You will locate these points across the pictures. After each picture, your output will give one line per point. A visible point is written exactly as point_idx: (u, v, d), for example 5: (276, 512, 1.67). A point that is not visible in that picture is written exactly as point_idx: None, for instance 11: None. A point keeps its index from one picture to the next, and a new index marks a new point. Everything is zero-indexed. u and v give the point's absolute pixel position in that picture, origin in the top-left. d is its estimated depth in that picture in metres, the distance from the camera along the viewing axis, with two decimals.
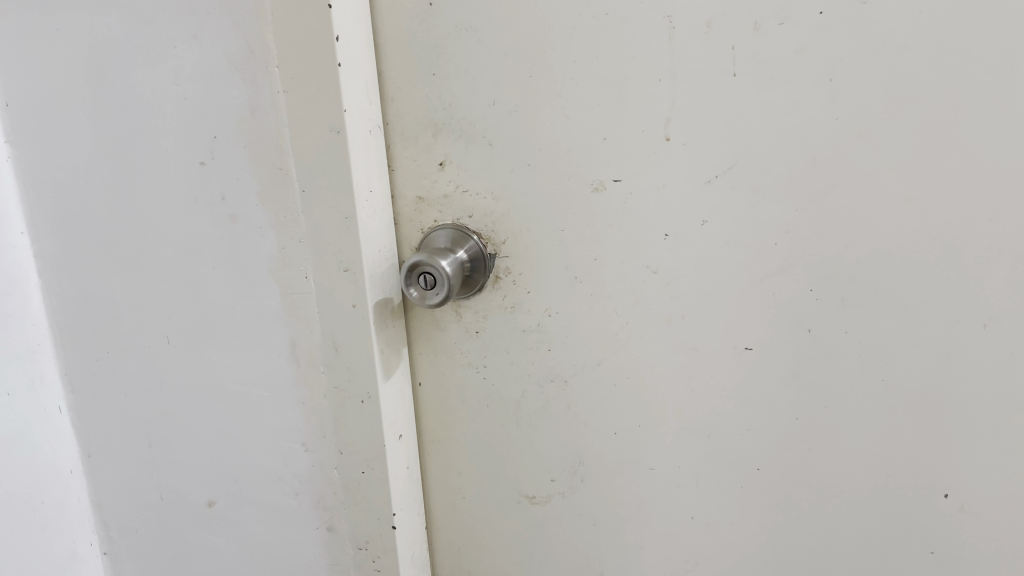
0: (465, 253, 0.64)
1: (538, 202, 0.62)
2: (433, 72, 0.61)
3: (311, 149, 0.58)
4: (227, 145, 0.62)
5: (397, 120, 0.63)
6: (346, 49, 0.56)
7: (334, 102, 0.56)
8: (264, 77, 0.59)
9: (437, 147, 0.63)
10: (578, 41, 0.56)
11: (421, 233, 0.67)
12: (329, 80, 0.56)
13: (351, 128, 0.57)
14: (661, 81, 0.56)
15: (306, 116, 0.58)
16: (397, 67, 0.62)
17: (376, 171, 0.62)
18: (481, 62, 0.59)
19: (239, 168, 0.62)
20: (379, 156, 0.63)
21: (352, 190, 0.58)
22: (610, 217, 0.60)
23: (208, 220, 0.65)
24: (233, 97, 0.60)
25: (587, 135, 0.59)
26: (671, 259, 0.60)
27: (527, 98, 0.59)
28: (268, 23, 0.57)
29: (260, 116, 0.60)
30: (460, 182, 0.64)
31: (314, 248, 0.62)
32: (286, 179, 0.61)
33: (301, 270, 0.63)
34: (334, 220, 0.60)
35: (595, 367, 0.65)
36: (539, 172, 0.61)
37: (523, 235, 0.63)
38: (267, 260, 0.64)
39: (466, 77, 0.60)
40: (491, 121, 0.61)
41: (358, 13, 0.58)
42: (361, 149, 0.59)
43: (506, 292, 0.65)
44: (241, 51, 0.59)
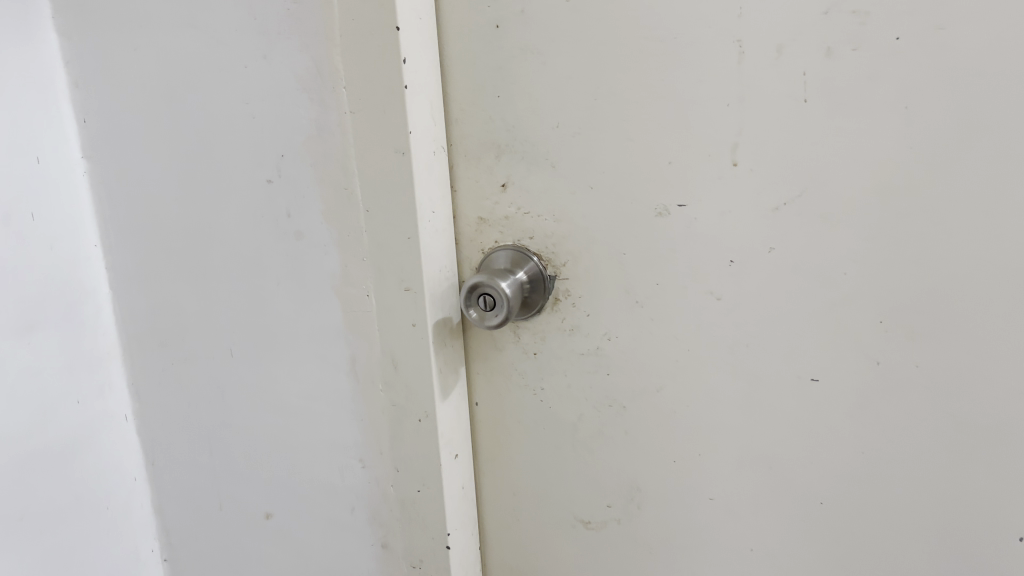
0: (525, 273, 0.64)
1: (599, 225, 0.61)
2: (497, 94, 0.61)
3: (375, 169, 0.59)
4: (294, 162, 0.63)
5: (461, 141, 0.63)
6: (412, 72, 0.56)
7: (399, 124, 0.57)
8: (331, 97, 0.60)
9: (499, 168, 0.63)
10: (644, 65, 0.56)
11: (481, 254, 0.66)
12: (394, 102, 0.56)
13: (415, 150, 0.58)
14: (729, 106, 0.55)
15: (370, 137, 0.58)
16: (461, 88, 0.62)
17: (438, 190, 0.62)
18: (545, 86, 0.59)
19: (305, 186, 0.63)
20: (442, 176, 0.63)
21: (414, 211, 0.59)
22: (673, 241, 0.59)
23: (273, 235, 0.66)
24: (301, 117, 0.61)
25: (651, 159, 0.58)
26: (734, 286, 0.59)
27: (590, 121, 0.59)
28: (336, 45, 0.58)
29: (326, 135, 0.61)
30: (521, 203, 0.63)
31: (375, 266, 0.62)
32: (350, 197, 0.62)
33: (362, 287, 0.64)
34: (395, 240, 0.60)
35: (654, 394, 0.63)
36: (602, 195, 0.60)
37: (584, 258, 0.62)
38: (330, 277, 0.65)
39: (529, 99, 0.60)
40: (553, 143, 0.60)
41: (426, 36, 0.58)
42: (423, 171, 0.59)
43: (565, 315, 0.64)
44: (309, 72, 0.60)
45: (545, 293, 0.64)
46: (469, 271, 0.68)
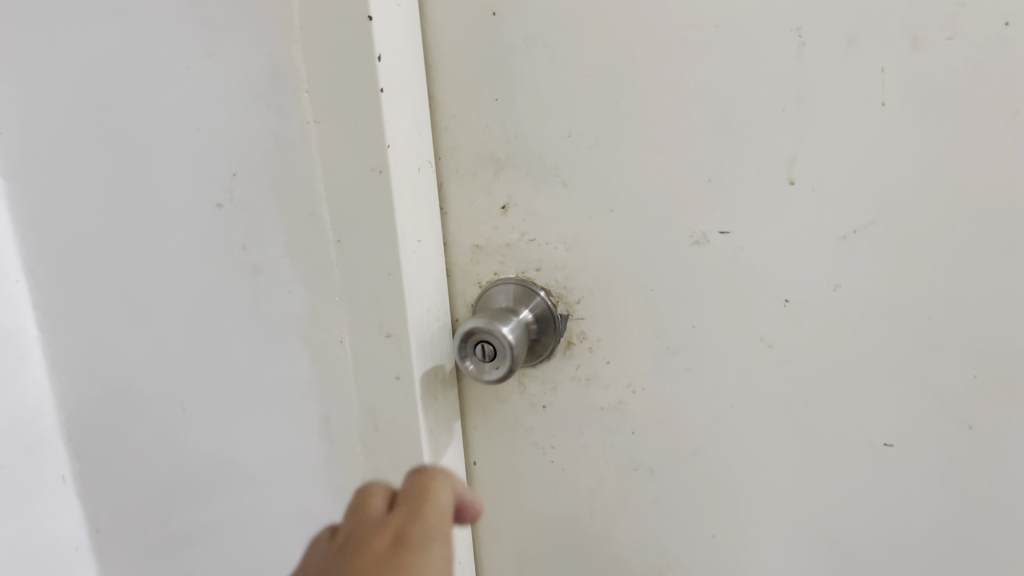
0: (531, 312, 0.53)
1: (622, 255, 0.50)
2: (495, 96, 0.49)
3: (347, 191, 0.48)
4: (250, 183, 0.52)
5: (451, 153, 0.52)
6: (389, 71, 0.45)
7: (375, 136, 0.45)
8: (291, 103, 0.48)
9: (499, 187, 0.52)
10: (678, 59, 0.45)
11: (478, 288, 0.55)
12: (368, 110, 0.45)
13: (395, 168, 0.46)
14: (785, 110, 0.44)
15: (340, 152, 0.47)
16: (450, 89, 0.50)
17: (424, 215, 0.51)
18: (554, 86, 0.48)
19: (263, 212, 0.52)
20: (429, 198, 0.52)
21: (395, 242, 0.48)
22: (714, 275, 0.48)
23: (227, 272, 0.55)
24: (256, 128, 0.50)
25: (687, 175, 0.47)
26: (790, 331, 0.48)
27: (610, 129, 0.48)
28: (296, 38, 0.46)
29: (288, 150, 0.50)
30: (526, 229, 0.52)
31: (349, 307, 0.51)
32: (319, 224, 0.50)
33: (334, 331, 0.53)
34: (373, 276, 0.49)
35: (690, 458, 0.52)
36: (624, 219, 0.49)
37: (603, 294, 0.51)
38: (297, 320, 0.54)
39: (533, 102, 0.49)
40: (565, 157, 0.49)
41: (406, 26, 0.47)
42: (405, 193, 0.48)
43: (580, 363, 0.53)
44: (263, 73, 0.48)
45: (554, 335, 0.53)
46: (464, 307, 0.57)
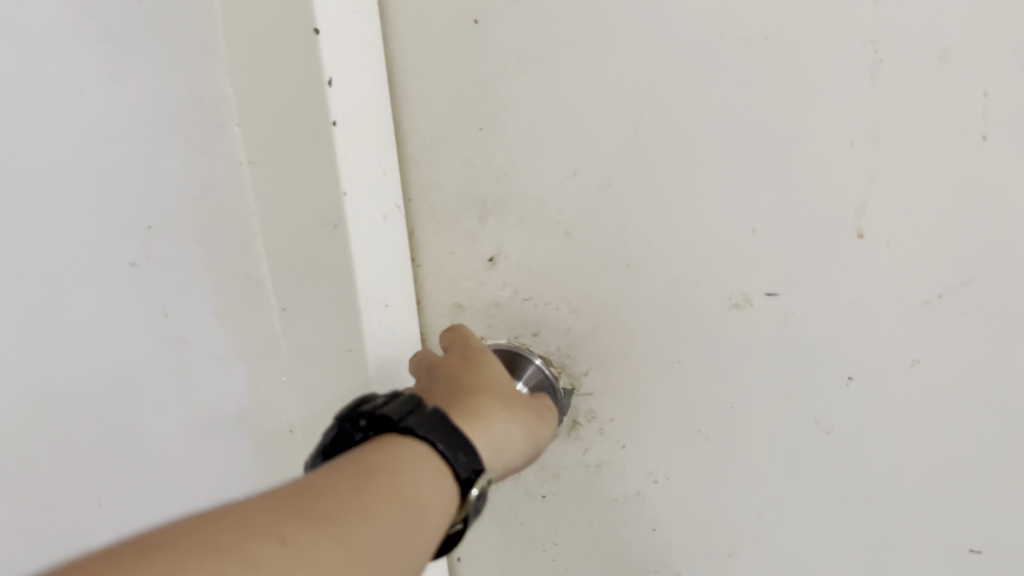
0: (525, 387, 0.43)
1: (642, 321, 0.40)
2: (479, 126, 0.39)
3: (295, 250, 0.38)
4: (170, 237, 0.40)
5: (424, 194, 0.42)
6: (346, 98, 0.35)
7: (327, 182, 0.35)
8: (218, 139, 0.38)
9: (485, 235, 0.42)
10: (714, 82, 0.35)
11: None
12: (317, 149, 0.35)
13: (354, 221, 0.36)
14: (854, 144, 0.35)
15: (287, 202, 0.38)
16: (422, 117, 0.40)
17: (394, 273, 0.41)
18: (554, 113, 0.38)
19: (189, 274, 0.41)
20: (399, 251, 0.41)
21: (357, 313, 0.38)
22: (756, 347, 0.39)
23: (147, 348, 0.42)
24: (176, 170, 0.39)
25: (725, 225, 0.37)
26: (853, 414, 0.39)
27: (626, 167, 0.38)
28: (221, 58, 0.37)
29: (215, 197, 0.39)
30: (520, 286, 0.42)
31: (301, 392, 0.42)
32: (259, 287, 0.41)
33: (283, 419, 0.43)
34: (332, 354, 0.40)
35: (727, 559, 0.44)
36: (644, 277, 0.40)
37: (616, 367, 0.42)
38: (236, 403, 0.44)
39: (527, 134, 0.39)
40: (569, 200, 0.39)
41: (369, 43, 0.37)
42: (371, 251, 0.38)
43: (588, 445, 0.44)
44: (180, 101, 0.38)
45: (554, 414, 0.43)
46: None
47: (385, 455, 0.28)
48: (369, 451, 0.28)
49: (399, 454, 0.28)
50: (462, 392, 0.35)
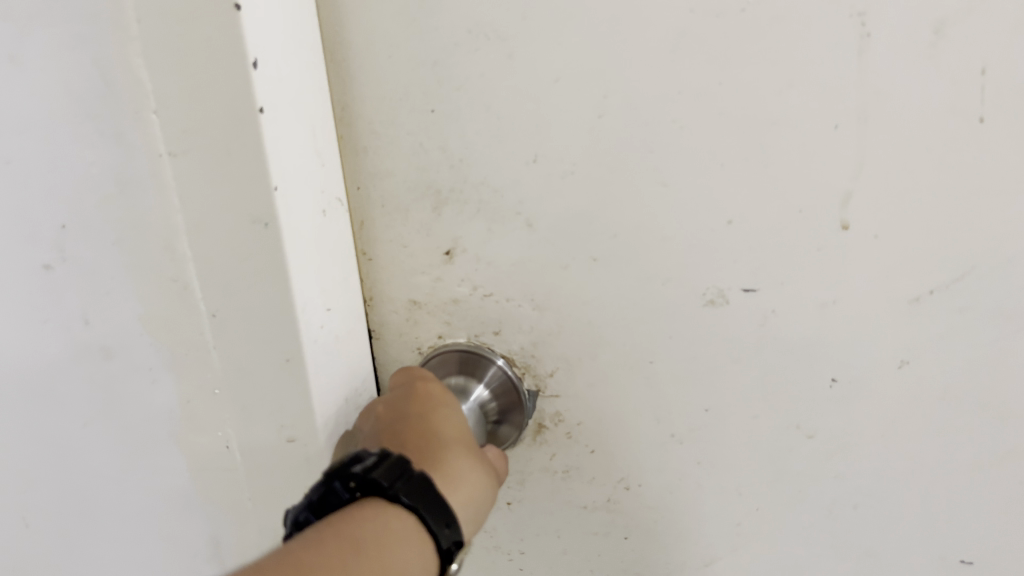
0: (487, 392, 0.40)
1: (612, 320, 0.37)
2: (429, 108, 0.36)
3: (219, 254, 0.33)
4: (85, 240, 0.36)
5: (375, 181, 0.38)
6: (274, 81, 0.29)
7: (254, 178, 0.30)
8: (133, 129, 0.33)
9: (440, 228, 0.38)
10: (685, 60, 0.32)
11: (418, 355, 0.42)
12: (240, 141, 0.29)
13: (286, 223, 0.31)
14: (839, 127, 0.32)
15: (209, 201, 0.32)
16: (366, 99, 0.36)
17: (337, 270, 0.37)
18: (511, 95, 0.35)
19: (110, 278, 0.37)
20: (338, 244, 0.37)
21: (294, 325, 0.33)
22: (734, 347, 0.36)
23: (67, 352, 0.39)
24: (87, 164, 0.34)
25: (699, 216, 0.34)
26: (837, 419, 0.36)
27: (591, 153, 0.35)
28: (133, 37, 0.31)
29: (134, 192, 0.34)
30: (480, 281, 0.39)
31: (234, 407, 0.37)
32: (186, 294, 0.36)
33: (219, 434, 0.39)
34: (267, 369, 0.35)
35: (702, 569, 0.42)
36: (613, 271, 0.37)
37: (583, 368, 0.39)
38: (167, 413, 0.40)
39: (483, 117, 0.35)
40: (530, 189, 0.36)
41: (297, 14, 0.32)
42: (308, 253, 0.33)
43: (555, 450, 0.41)
44: (88, 86, 0.33)
45: (517, 419, 0.41)
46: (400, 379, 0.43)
47: (390, 535, 0.29)
48: (368, 516, 0.29)
49: (407, 528, 0.29)
50: (429, 439, 0.34)
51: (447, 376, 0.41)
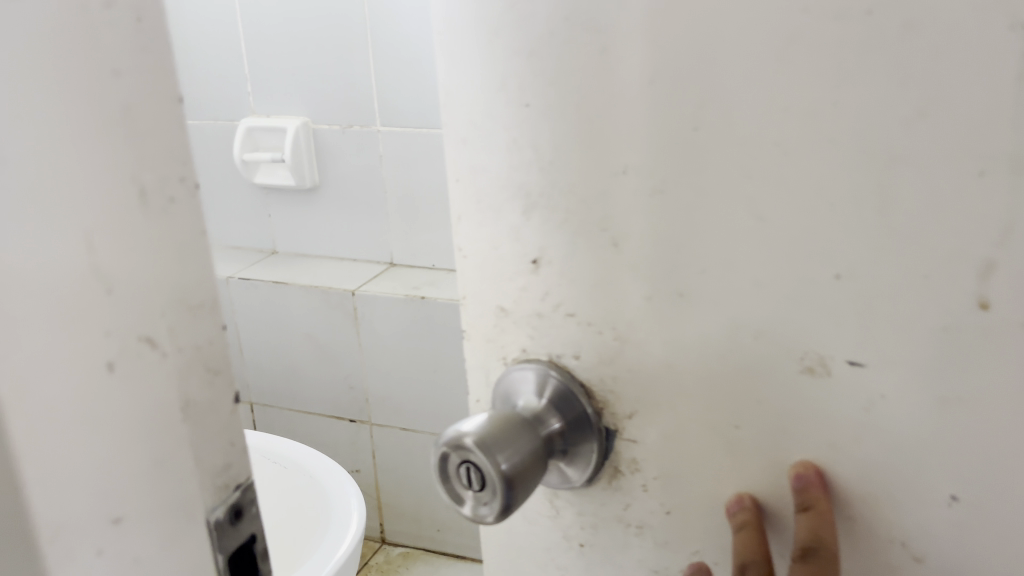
0: (560, 421, 0.34)
1: (690, 371, 0.31)
2: (522, 102, 0.30)
3: None
4: None
5: (466, 175, 0.33)
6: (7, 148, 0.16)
7: None
8: None
9: (527, 231, 0.32)
10: (794, 70, 0.26)
11: (503, 367, 0.36)
12: None
13: (2, 359, 0.17)
14: (982, 176, 0.24)
15: None
16: (461, 87, 0.32)
17: (155, 434, 0.21)
18: (602, 92, 0.28)
19: None
20: (176, 403, 0.21)
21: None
22: (832, 431, 0.29)
23: None
24: None
25: (799, 263, 0.28)
26: (953, 546, 0.28)
27: (682, 172, 0.28)
28: None
29: None
30: (563, 300, 0.33)
31: None
32: None
33: None
34: None
35: None
36: (701, 315, 0.30)
37: (660, 417, 0.32)
38: None
39: (574, 119, 0.29)
40: (615, 205, 0.30)
41: (101, 33, 0.18)
42: (84, 446, 0.19)
43: (631, 501, 0.35)
44: None
45: (585, 454, 0.35)
46: (485, 392, 0.37)
47: None
48: None
49: None
50: None
51: (524, 393, 0.35)
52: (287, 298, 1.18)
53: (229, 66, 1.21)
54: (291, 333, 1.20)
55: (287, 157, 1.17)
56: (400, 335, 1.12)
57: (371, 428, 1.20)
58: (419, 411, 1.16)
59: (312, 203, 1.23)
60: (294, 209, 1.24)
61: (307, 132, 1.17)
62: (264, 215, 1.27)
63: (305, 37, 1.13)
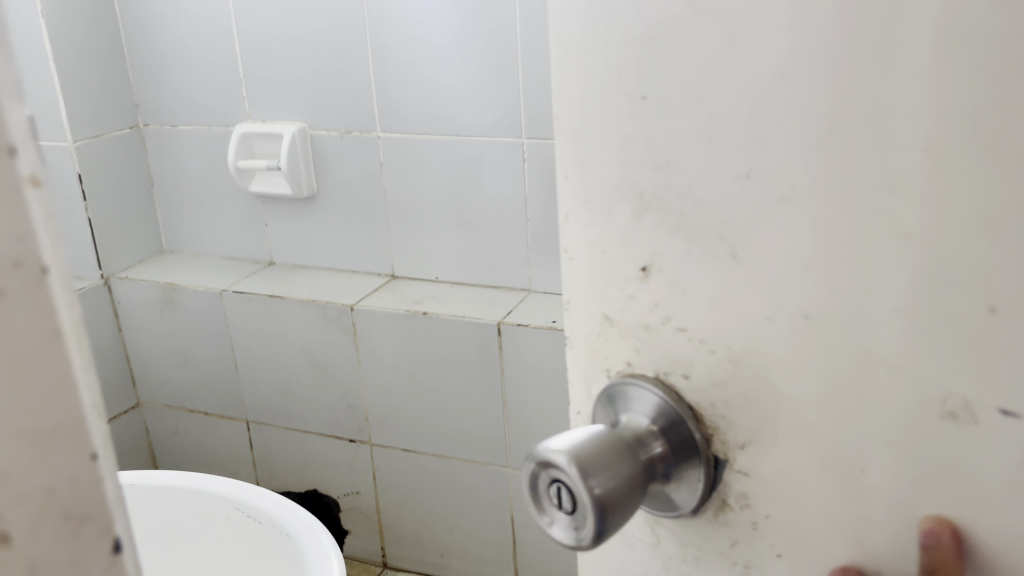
0: (662, 446, 0.30)
1: (811, 408, 0.26)
2: (642, 95, 0.27)
3: None
4: None
5: (580, 177, 0.29)
6: None
7: None
8: None
9: (641, 235, 0.29)
10: (948, 58, 0.21)
11: (606, 379, 0.32)
12: None
13: None
14: None
15: None
16: (577, 76, 0.28)
17: None
18: (729, 85, 0.25)
19: None
20: None
21: None
22: (974, 498, 0.24)
23: None
24: None
25: (949, 290, 0.23)
26: None
27: (814, 176, 0.24)
28: None
29: None
30: (674, 313, 0.28)
31: None
32: None
33: None
34: None
35: None
36: (828, 344, 0.25)
37: (778, 453, 0.28)
38: None
39: (694, 113, 0.26)
40: (739, 213, 0.26)
41: None
42: None
43: (739, 539, 0.30)
44: None
45: (691, 483, 0.30)
46: (587, 402, 0.33)
47: None
48: None
49: None
50: None
51: (630, 408, 0.30)
52: (284, 312, 1.13)
53: (223, 71, 1.16)
54: (286, 348, 1.15)
55: (284, 164, 1.13)
56: (403, 350, 1.08)
57: (371, 448, 1.16)
58: (421, 429, 1.11)
59: (309, 214, 1.19)
60: (292, 220, 1.20)
61: (304, 139, 1.14)
62: (260, 227, 1.22)
63: (301, 40, 1.10)
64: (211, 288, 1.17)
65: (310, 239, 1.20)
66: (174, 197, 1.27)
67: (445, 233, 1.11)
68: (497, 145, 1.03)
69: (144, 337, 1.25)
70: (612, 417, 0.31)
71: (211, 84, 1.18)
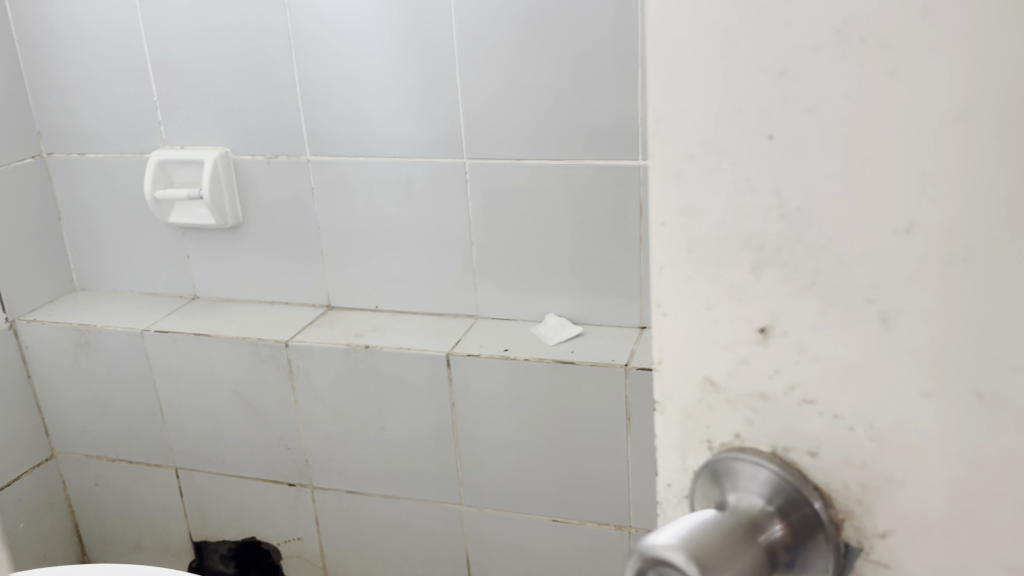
0: (783, 530, 0.26)
1: (974, 496, 0.23)
2: (768, 133, 0.23)
3: None
4: None
5: (679, 223, 0.26)
6: None
7: None
8: None
9: (761, 294, 0.25)
10: None
11: (707, 451, 0.28)
12: None
13: None
14: None
15: None
16: (682, 109, 0.24)
17: None
18: (890, 127, 0.22)
19: None
20: None
21: None
22: None
23: None
24: None
25: None
26: None
27: (998, 237, 0.21)
28: None
29: None
30: (803, 381, 0.25)
31: None
32: None
33: None
34: None
35: None
36: (1009, 425, 0.22)
37: (928, 545, 0.25)
38: None
39: (839, 156, 0.22)
40: (895, 274, 0.23)
41: None
42: None
43: None
44: None
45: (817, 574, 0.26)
46: (681, 474, 0.29)
47: None
48: None
49: None
50: None
51: (738, 488, 0.27)
52: (212, 351, 1.06)
53: (134, 93, 1.08)
54: (217, 389, 1.08)
55: (206, 195, 1.05)
56: (344, 387, 1.02)
57: (313, 491, 1.09)
58: (366, 470, 1.05)
59: (235, 244, 1.11)
60: (216, 250, 1.12)
61: (228, 165, 1.06)
62: (182, 258, 1.14)
63: (221, 58, 1.02)
64: (130, 327, 1.09)
65: (236, 269, 1.13)
66: (84, 230, 1.18)
67: (383, 260, 1.05)
68: (437, 167, 0.97)
69: (58, 383, 1.15)
70: (716, 497, 0.27)
71: (121, 108, 1.09)
